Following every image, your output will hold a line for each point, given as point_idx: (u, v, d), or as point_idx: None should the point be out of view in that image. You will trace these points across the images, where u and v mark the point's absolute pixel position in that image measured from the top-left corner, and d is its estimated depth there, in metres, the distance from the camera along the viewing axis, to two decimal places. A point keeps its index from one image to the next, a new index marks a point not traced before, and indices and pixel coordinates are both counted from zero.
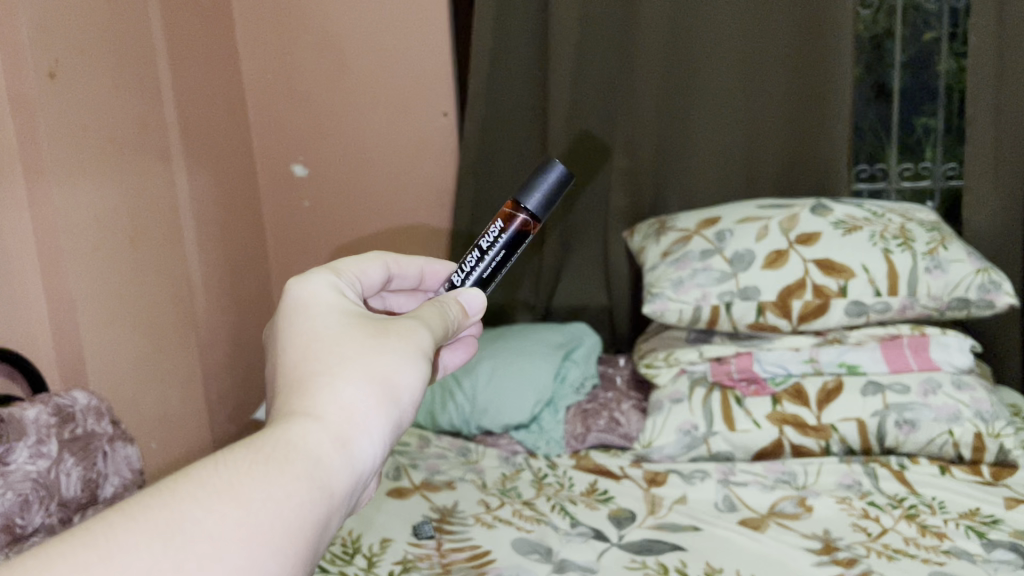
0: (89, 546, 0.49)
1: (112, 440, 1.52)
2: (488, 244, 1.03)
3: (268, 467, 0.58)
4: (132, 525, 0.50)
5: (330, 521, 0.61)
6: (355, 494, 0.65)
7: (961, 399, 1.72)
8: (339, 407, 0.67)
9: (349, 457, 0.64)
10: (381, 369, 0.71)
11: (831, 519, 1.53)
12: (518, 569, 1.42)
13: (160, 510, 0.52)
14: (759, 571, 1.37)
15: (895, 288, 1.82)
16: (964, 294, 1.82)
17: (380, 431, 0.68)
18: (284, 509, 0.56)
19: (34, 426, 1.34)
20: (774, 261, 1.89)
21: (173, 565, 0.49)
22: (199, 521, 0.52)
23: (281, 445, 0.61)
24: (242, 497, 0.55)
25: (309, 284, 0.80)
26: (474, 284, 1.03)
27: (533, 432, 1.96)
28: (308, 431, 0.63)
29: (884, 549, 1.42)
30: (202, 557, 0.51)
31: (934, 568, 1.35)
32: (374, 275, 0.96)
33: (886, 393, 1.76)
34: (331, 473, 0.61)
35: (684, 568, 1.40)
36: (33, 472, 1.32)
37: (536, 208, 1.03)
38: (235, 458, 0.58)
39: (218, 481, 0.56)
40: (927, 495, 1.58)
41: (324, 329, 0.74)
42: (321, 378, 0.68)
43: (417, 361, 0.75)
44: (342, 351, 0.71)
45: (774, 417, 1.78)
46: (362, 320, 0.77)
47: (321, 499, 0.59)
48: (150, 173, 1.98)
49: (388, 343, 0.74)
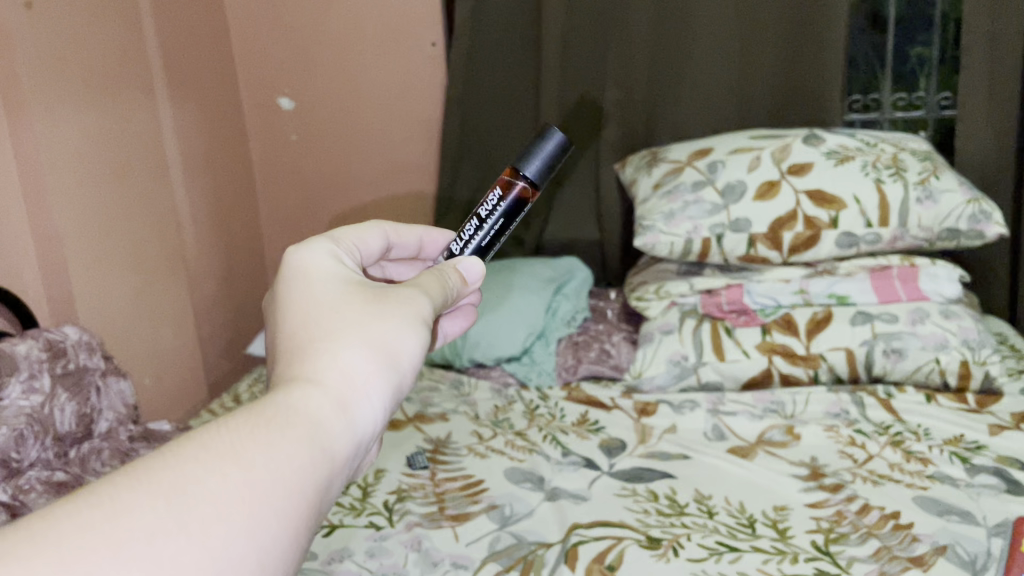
0: (94, 504, 0.47)
1: (105, 375, 1.51)
2: (486, 212, 0.98)
3: (269, 431, 0.56)
4: (136, 486, 0.49)
5: (331, 488, 0.59)
6: (355, 461, 0.63)
7: (949, 327, 1.74)
8: (340, 372, 0.64)
9: (349, 423, 0.62)
10: (382, 336, 0.68)
11: (819, 446, 1.56)
12: (511, 497, 1.45)
13: (163, 473, 0.50)
14: (747, 498, 1.41)
15: (886, 220, 1.82)
16: (954, 224, 1.82)
17: (381, 397, 0.65)
18: (284, 474, 0.54)
19: (26, 361, 1.35)
20: (766, 193, 1.88)
21: (177, 526, 0.48)
22: (202, 484, 0.50)
23: (283, 410, 0.58)
24: (245, 460, 0.53)
25: (308, 249, 0.77)
26: (473, 254, 0.98)
27: (525, 364, 1.98)
28: (310, 397, 0.61)
29: (869, 474, 1.45)
30: (206, 519, 0.49)
31: (918, 493, 1.38)
32: (373, 246, 0.91)
33: (875, 323, 1.77)
34: (331, 437, 0.59)
35: (674, 495, 1.43)
36: (26, 407, 1.33)
37: (534, 176, 0.99)
38: (236, 421, 0.56)
39: (220, 444, 0.53)
40: (913, 422, 1.60)
41: (324, 295, 0.72)
42: (322, 344, 0.66)
43: (418, 327, 0.72)
44: (342, 317, 0.69)
45: (763, 347, 1.79)
46: (362, 286, 0.74)
47: (322, 464, 0.57)
48: (134, 106, 1.94)
49: (390, 308, 0.71)
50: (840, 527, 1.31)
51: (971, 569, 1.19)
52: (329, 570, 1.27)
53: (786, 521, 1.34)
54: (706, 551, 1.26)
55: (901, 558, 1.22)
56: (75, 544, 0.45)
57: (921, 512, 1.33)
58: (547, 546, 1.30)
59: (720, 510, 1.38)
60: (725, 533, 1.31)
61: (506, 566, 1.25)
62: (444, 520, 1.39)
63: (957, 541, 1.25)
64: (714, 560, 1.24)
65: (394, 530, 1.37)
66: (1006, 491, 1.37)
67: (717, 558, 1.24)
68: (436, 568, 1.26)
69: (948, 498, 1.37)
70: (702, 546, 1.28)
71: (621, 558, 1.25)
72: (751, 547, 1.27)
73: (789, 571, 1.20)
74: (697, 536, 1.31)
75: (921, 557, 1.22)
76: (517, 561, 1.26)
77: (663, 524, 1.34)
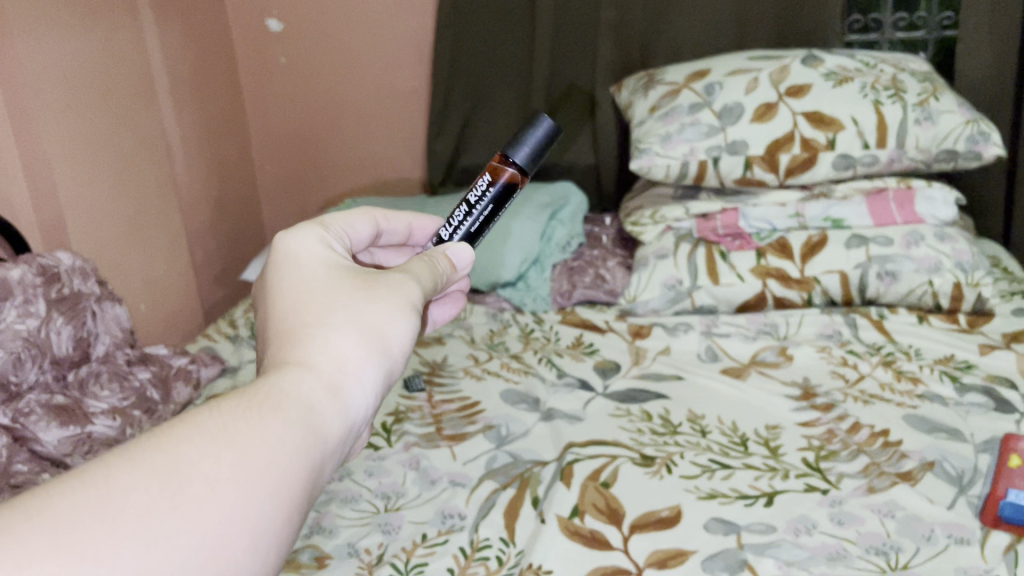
0: (88, 485, 0.45)
1: (100, 300, 1.51)
2: (476, 198, 0.93)
3: (262, 412, 0.55)
4: (129, 466, 0.47)
5: (323, 471, 0.57)
6: (347, 443, 0.62)
7: (943, 250, 1.73)
8: (330, 356, 0.63)
9: (341, 404, 0.61)
10: (372, 320, 0.67)
11: (810, 367, 1.58)
12: (506, 418, 1.47)
13: (156, 452, 0.48)
14: (740, 417, 1.43)
15: (884, 141, 1.80)
16: (953, 145, 1.81)
17: (372, 379, 0.64)
18: (279, 454, 0.53)
19: (20, 286, 1.35)
20: (763, 115, 1.85)
21: (172, 505, 0.46)
22: (196, 463, 0.49)
23: (274, 392, 0.57)
24: (237, 440, 0.52)
25: (298, 237, 0.76)
26: (462, 240, 0.94)
27: (520, 290, 1.98)
28: (301, 380, 0.59)
29: (860, 394, 1.47)
30: (200, 498, 0.47)
31: (908, 412, 1.41)
32: (361, 231, 0.90)
33: (870, 245, 1.77)
34: (324, 419, 0.58)
35: (668, 415, 1.45)
36: (23, 331, 1.33)
37: (524, 161, 0.93)
38: (228, 403, 0.55)
39: (213, 424, 0.52)
40: (904, 343, 1.62)
41: (315, 283, 0.71)
42: (313, 330, 0.65)
43: (407, 312, 0.71)
44: (332, 303, 0.68)
45: (757, 271, 1.80)
46: (352, 273, 0.73)
47: (316, 444, 0.56)
48: (119, 28, 1.89)
49: (380, 296, 0.70)
50: (831, 444, 1.34)
51: (957, 484, 1.23)
52: (330, 490, 1.30)
53: (778, 440, 1.36)
54: (699, 468, 1.30)
55: (890, 474, 1.25)
56: (68, 523, 0.43)
57: (910, 430, 1.36)
58: (543, 465, 1.33)
59: (713, 428, 1.40)
60: (718, 452, 1.34)
61: (503, 484, 1.28)
62: (442, 440, 1.41)
63: (945, 457, 1.28)
64: (707, 477, 1.27)
65: (393, 451, 1.39)
66: (994, 409, 1.39)
67: (710, 475, 1.28)
68: (435, 487, 1.30)
69: (938, 416, 1.39)
70: (695, 464, 1.31)
71: (616, 476, 1.28)
72: (743, 465, 1.30)
73: (780, 488, 1.24)
74: (690, 455, 1.34)
75: (909, 472, 1.26)
76: (513, 479, 1.30)
77: (657, 443, 1.37)
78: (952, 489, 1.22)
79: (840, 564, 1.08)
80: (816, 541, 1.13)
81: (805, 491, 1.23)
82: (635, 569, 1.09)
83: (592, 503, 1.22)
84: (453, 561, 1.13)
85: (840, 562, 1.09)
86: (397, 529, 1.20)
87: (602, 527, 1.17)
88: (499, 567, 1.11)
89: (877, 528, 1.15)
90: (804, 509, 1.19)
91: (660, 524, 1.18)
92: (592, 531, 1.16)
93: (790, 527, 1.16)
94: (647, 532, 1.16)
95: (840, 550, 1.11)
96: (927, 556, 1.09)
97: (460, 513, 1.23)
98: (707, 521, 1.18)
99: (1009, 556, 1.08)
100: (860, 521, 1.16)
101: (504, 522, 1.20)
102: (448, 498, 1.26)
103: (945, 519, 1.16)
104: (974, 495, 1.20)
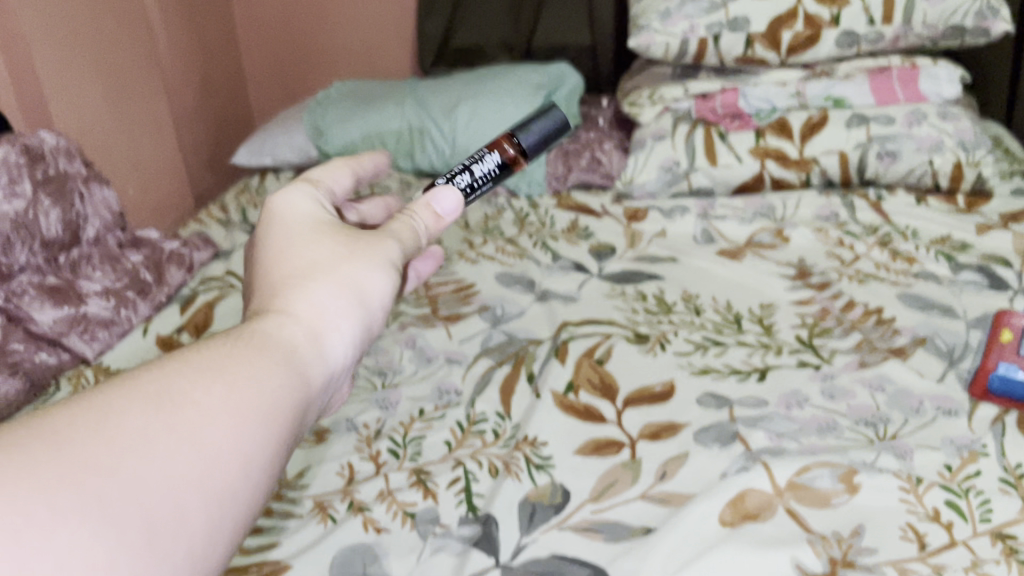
0: (85, 407, 0.47)
1: (88, 182, 1.48)
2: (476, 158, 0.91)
3: (250, 354, 0.57)
4: (124, 393, 0.49)
5: (305, 414, 0.60)
6: (327, 392, 0.64)
7: (945, 129, 1.71)
8: (313, 307, 0.65)
9: (322, 353, 0.63)
10: (353, 275, 0.69)
11: (806, 248, 1.57)
12: (501, 301, 1.47)
13: (150, 381, 0.50)
14: (734, 296, 1.44)
15: (890, 17, 1.75)
16: (961, 21, 1.75)
17: (351, 332, 0.67)
18: (267, 393, 0.55)
19: (3, 166, 1.31)
20: None
21: (165, 428, 0.48)
22: (188, 393, 0.51)
23: (260, 337, 0.59)
24: (227, 376, 0.54)
25: (285, 191, 0.77)
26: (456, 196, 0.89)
27: None
28: (284, 326, 0.62)
29: (856, 274, 1.47)
30: (193, 423, 0.49)
31: (903, 291, 1.41)
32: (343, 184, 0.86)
33: (870, 125, 1.74)
34: (306, 364, 0.60)
35: (663, 295, 1.46)
36: (10, 212, 1.30)
37: (529, 146, 0.95)
38: (217, 345, 0.57)
39: (204, 362, 0.54)
40: (902, 224, 1.61)
41: (295, 239, 0.71)
42: (295, 282, 0.66)
43: (387, 271, 0.73)
44: (315, 256, 0.70)
45: (756, 151, 1.77)
46: (334, 228, 0.74)
47: (300, 386, 0.58)
48: None
49: (361, 251, 0.72)
50: (825, 322, 1.35)
51: (948, 359, 1.24)
52: None
53: (772, 318, 1.37)
54: (692, 345, 1.31)
55: (882, 351, 1.27)
56: (66, 435, 0.45)
57: (904, 308, 1.36)
58: (538, 344, 1.34)
59: (707, 308, 1.42)
60: (712, 330, 1.35)
61: (498, 362, 1.30)
62: (438, 321, 1.42)
63: (936, 333, 1.30)
64: (700, 354, 1.29)
65: (389, 331, 1.40)
66: (989, 287, 1.40)
67: (703, 353, 1.30)
68: (431, 365, 1.31)
69: (933, 296, 1.39)
70: (689, 342, 1.32)
71: (610, 354, 1.29)
72: (736, 343, 1.32)
73: (773, 364, 1.26)
74: (684, 333, 1.35)
75: (901, 348, 1.27)
76: (509, 357, 1.31)
77: (652, 322, 1.38)
78: (943, 364, 1.23)
79: (830, 435, 1.11)
80: (807, 414, 1.15)
81: (798, 367, 1.25)
82: (628, 440, 1.12)
83: (587, 379, 1.24)
84: (450, 434, 1.15)
85: (829, 433, 1.11)
86: (394, 404, 1.22)
87: (596, 402, 1.20)
88: (495, 440, 1.14)
89: (867, 401, 1.17)
90: (797, 383, 1.21)
91: (654, 399, 1.20)
92: (586, 406, 1.19)
93: (782, 402, 1.18)
94: (640, 406, 1.19)
95: (831, 422, 1.13)
96: (915, 427, 1.12)
97: (456, 389, 1.24)
98: (700, 395, 1.20)
99: (995, 426, 1.10)
100: (850, 395, 1.18)
101: (500, 398, 1.22)
102: (445, 376, 1.28)
103: (935, 391, 1.18)
104: (964, 369, 1.22)
